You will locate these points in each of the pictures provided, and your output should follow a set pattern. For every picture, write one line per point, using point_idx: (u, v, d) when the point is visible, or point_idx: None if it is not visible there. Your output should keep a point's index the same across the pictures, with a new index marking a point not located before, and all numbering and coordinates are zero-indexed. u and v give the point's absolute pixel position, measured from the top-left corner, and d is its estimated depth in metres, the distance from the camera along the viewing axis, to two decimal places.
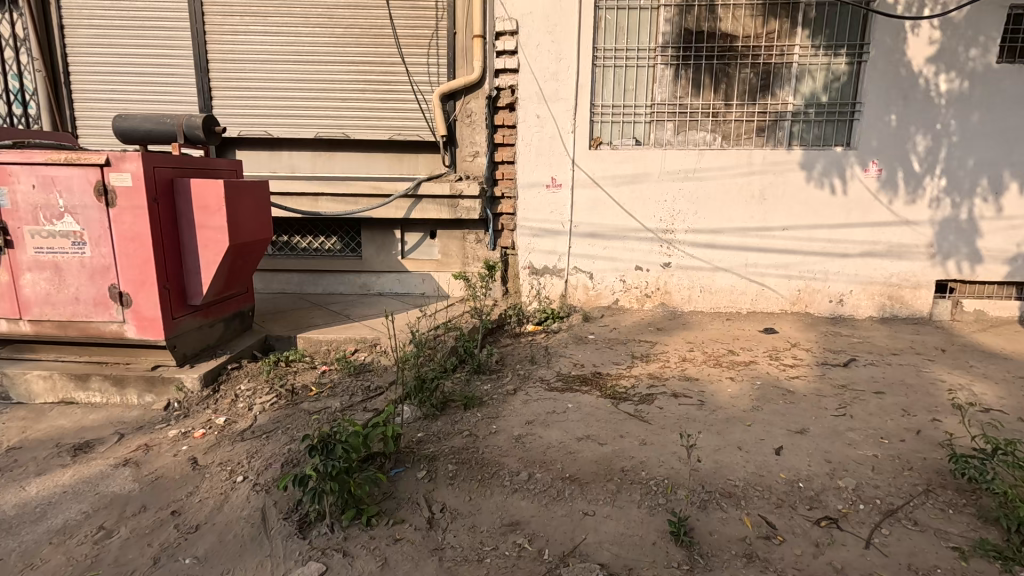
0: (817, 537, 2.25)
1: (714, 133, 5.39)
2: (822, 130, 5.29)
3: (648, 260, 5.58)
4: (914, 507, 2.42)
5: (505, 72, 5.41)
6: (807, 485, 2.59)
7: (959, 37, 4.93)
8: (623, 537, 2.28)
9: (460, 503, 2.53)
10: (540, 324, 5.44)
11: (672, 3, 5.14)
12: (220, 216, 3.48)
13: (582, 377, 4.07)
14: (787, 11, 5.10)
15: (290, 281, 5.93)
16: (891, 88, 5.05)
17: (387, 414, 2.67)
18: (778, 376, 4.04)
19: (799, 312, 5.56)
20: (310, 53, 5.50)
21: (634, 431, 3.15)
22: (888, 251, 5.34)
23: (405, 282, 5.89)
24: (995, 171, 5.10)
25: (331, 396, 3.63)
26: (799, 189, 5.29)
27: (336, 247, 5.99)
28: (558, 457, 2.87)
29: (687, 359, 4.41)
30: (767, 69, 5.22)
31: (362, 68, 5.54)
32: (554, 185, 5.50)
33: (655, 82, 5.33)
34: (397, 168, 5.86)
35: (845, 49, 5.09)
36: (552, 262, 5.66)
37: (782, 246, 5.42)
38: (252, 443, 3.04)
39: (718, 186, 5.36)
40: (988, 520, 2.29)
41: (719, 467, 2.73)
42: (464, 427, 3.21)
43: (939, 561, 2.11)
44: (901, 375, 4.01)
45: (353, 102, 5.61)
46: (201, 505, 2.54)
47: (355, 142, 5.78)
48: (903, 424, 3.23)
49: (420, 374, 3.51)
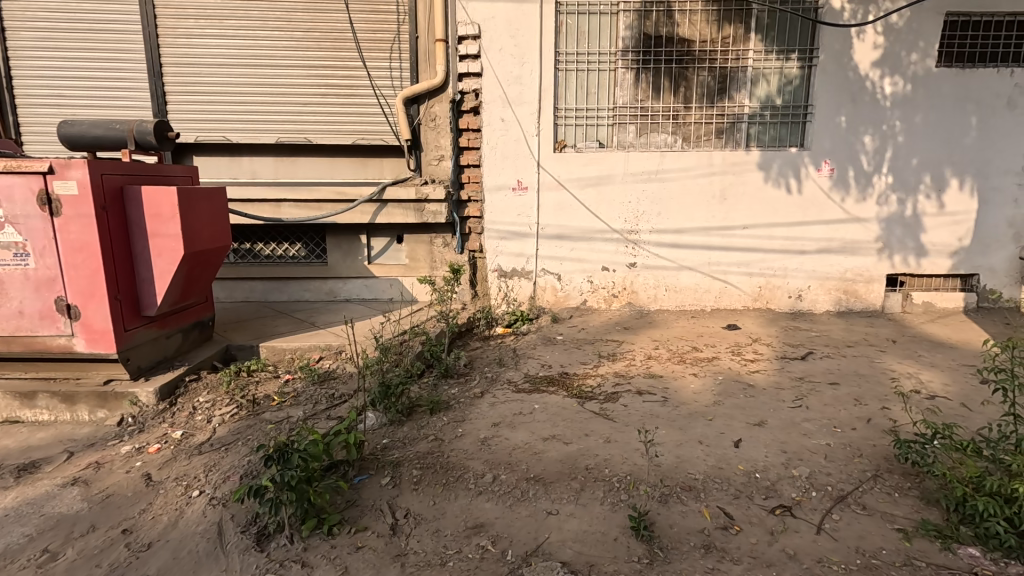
0: (772, 526, 2.32)
1: (675, 135, 5.51)
2: (777, 131, 5.46)
3: (614, 261, 5.66)
4: (863, 492, 2.52)
5: (469, 76, 5.43)
6: (764, 475, 2.67)
7: (901, 42, 5.16)
8: (585, 533, 2.31)
9: (424, 508, 2.51)
10: (510, 326, 5.46)
11: (631, 9, 5.25)
12: (174, 224, 3.38)
13: (550, 377, 4.10)
14: (740, 17, 5.27)
15: (253, 290, 5.81)
16: (840, 91, 5.27)
17: (349, 421, 2.65)
18: (740, 371, 4.14)
19: (760, 308, 5.73)
20: (269, 56, 5.41)
21: (600, 430, 3.19)
22: (842, 248, 5.55)
23: (373, 287, 5.84)
24: (938, 169, 5.37)
25: (294, 405, 3.56)
26: (758, 189, 5.45)
27: (301, 253, 5.87)
28: (523, 458, 2.88)
29: (652, 357, 4.49)
30: (723, 72, 5.36)
31: (322, 71, 5.47)
32: (520, 187, 5.54)
33: (617, 85, 5.41)
34: (361, 173, 5.80)
35: (796, 53, 5.28)
36: (520, 264, 5.69)
37: (743, 245, 5.58)
38: (210, 456, 2.96)
39: (680, 187, 5.49)
40: (931, 502, 2.40)
41: (681, 461, 2.79)
42: (430, 431, 3.20)
43: (885, 543, 2.20)
44: (855, 367, 4.17)
45: (315, 106, 5.53)
46: (154, 522, 2.46)
47: (318, 147, 5.70)
48: (855, 413, 3.36)
49: (385, 380, 3.47)
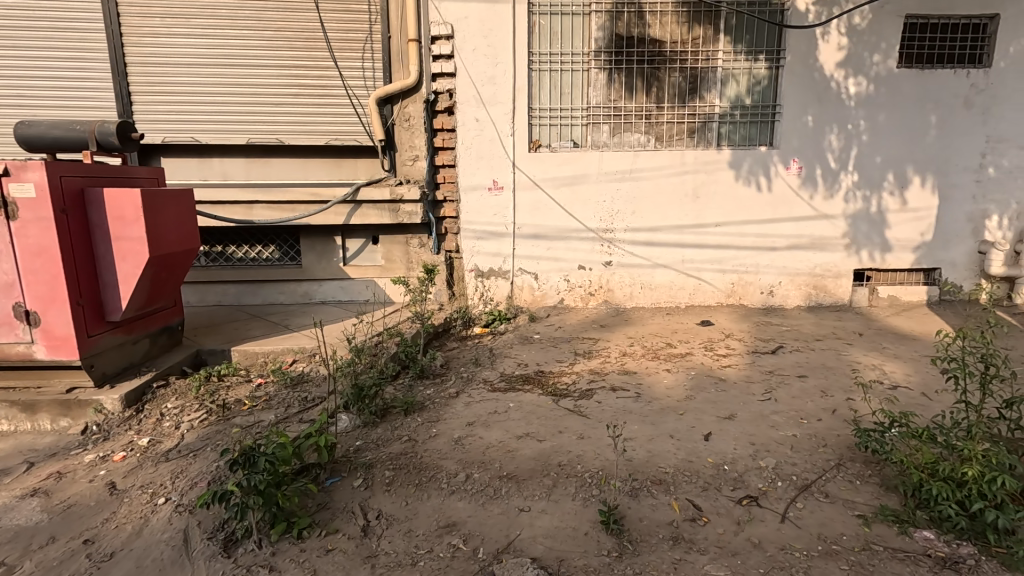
0: (738, 516, 2.37)
1: (648, 135, 5.57)
2: (747, 130, 5.56)
3: (590, 259, 5.71)
4: (826, 481, 2.59)
5: (443, 76, 5.41)
6: (732, 467, 2.73)
7: (863, 43, 5.31)
8: (556, 529, 2.33)
9: (396, 509, 2.50)
10: (487, 325, 5.47)
11: (603, 9, 5.30)
12: (138, 226, 3.31)
13: (526, 376, 4.11)
14: (710, 19, 5.36)
15: (226, 293, 5.71)
16: (807, 91, 5.39)
17: (321, 423, 2.63)
18: (712, 366, 4.22)
19: (733, 304, 5.84)
20: (238, 56, 5.32)
21: (574, 426, 3.22)
22: (811, 244, 5.69)
23: (348, 289, 5.79)
24: (901, 167, 5.54)
25: (266, 409, 3.52)
26: (729, 187, 5.55)
27: (275, 255, 5.80)
28: (496, 456, 2.89)
29: (627, 354, 4.54)
30: (694, 72, 5.45)
31: (294, 71, 5.40)
32: (495, 187, 5.55)
33: (590, 85, 5.46)
34: (335, 174, 5.76)
35: (764, 54, 5.39)
36: (497, 264, 5.70)
37: (716, 242, 5.67)
38: (178, 463, 2.91)
39: (654, 186, 5.56)
40: (889, 489, 2.47)
41: (652, 456, 2.84)
42: (403, 432, 3.19)
43: (845, 529, 2.26)
44: (823, 360, 4.27)
45: (287, 106, 5.46)
46: (118, 531, 2.40)
47: (291, 147, 5.63)
48: (821, 404, 3.45)
49: (359, 381, 3.45)
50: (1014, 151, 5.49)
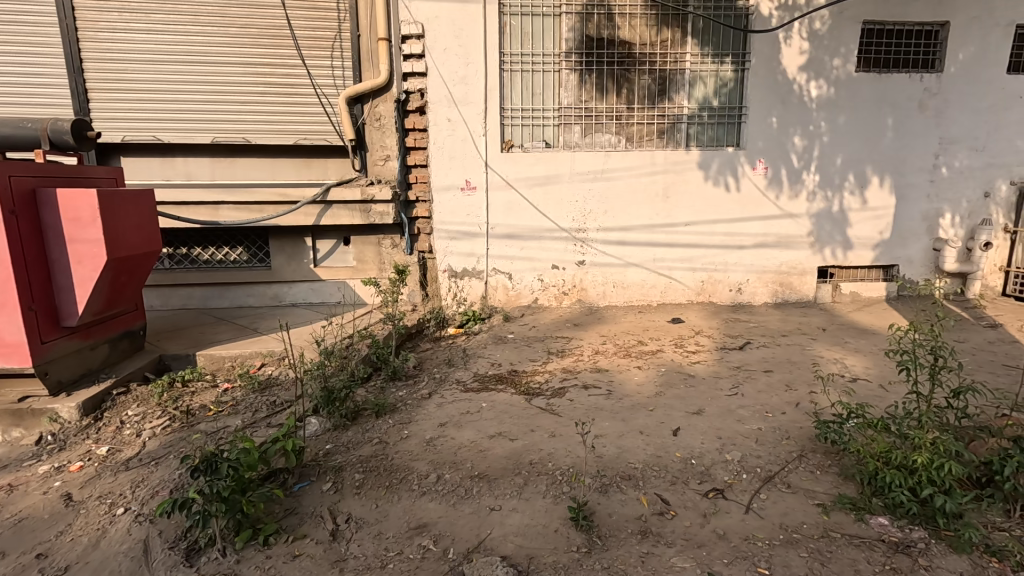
0: (704, 508, 2.42)
1: (619, 135, 5.64)
2: (715, 131, 5.68)
3: (564, 259, 5.76)
4: (789, 471, 2.67)
5: (414, 76, 5.37)
6: (699, 461, 2.79)
7: (823, 48, 5.48)
8: (526, 527, 2.33)
9: (366, 512, 2.48)
10: (461, 326, 5.46)
11: (574, 11, 5.34)
12: (95, 229, 3.19)
13: (499, 376, 4.12)
14: (678, 22, 5.45)
15: (191, 296, 5.56)
16: (771, 93, 5.53)
17: (289, 427, 2.58)
18: (682, 362, 4.30)
19: (703, 302, 5.96)
20: (201, 52, 5.18)
21: (545, 424, 3.24)
22: (778, 242, 5.84)
23: (320, 291, 5.71)
24: (860, 167, 5.74)
25: (232, 414, 3.44)
26: (698, 187, 5.66)
27: (243, 257, 5.67)
28: (468, 456, 2.89)
29: (599, 352, 4.60)
30: (663, 74, 5.54)
31: (260, 69, 5.29)
32: (468, 187, 5.54)
33: (561, 86, 5.50)
34: (305, 174, 5.66)
35: (730, 57, 5.51)
36: (471, 264, 5.70)
37: (685, 241, 5.78)
38: (138, 472, 2.82)
39: (625, 186, 5.63)
40: (848, 478, 2.56)
41: (622, 452, 2.88)
42: (375, 434, 3.16)
43: (806, 517, 2.33)
44: (788, 354, 4.40)
45: (254, 105, 5.34)
46: (73, 544, 2.32)
47: (258, 147, 5.51)
48: (786, 397, 3.55)
49: (329, 384, 3.39)
50: (965, 152, 5.75)
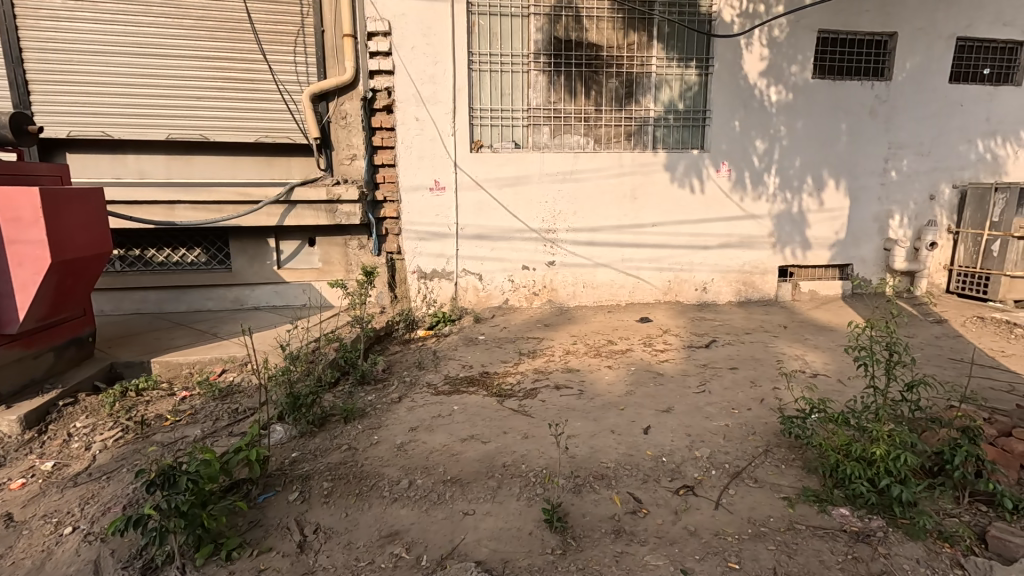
0: (675, 505, 2.46)
1: (587, 137, 5.68)
2: (680, 134, 5.79)
3: (534, 260, 5.77)
4: (755, 466, 2.74)
5: (380, 74, 5.27)
6: (670, 459, 2.83)
7: (782, 54, 5.66)
8: (500, 531, 2.31)
9: (335, 521, 2.40)
10: (431, 328, 5.40)
11: (542, 12, 5.35)
12: (38, 230, 2.99)
13: (470, 378, 4.09)
14: (644, 25, 5.53)
15: (145, 300, 5.29)
16: (733, 98, 5.69)
17: (252, 436, 2.48)
18: (651, 361, 4.37)
19: (670, 301, 6.08)
20: (154, 44, 4.95)
21: (518, 426, 3.23)
22: (741, 242, 6.01)
23: (284, 293, 5.54)
24: (817, 170, 5.96)
25: (191, 424, 3.29)
26: (664, 188, 5.77)
27: (201, 259, 5.44)
28: (441, 460, 2.85)
29: (570, 351, 4.62)
30: (630, 78, 5.62)
31: (218, 63, 5.08)
32: (437, 187, 5.48)
33: (530, 86, 5.50)
34: (267, 173, 5.48)
35: (694, 62, 5.64)
36: (440, 265, 5.64)
37: (653, 241, 5.88)
38: (88, 488, 2.66)
39: (594, 187, 5.68)
40: (811, 471, 2.64)
41: (594, 451, 2.89)
42: (343, 441, 3.08)
43: (773, 511, 2.39)
44: (752, 352, 4.53)
45: (212, 100, 5.14)
46: (15, 568, 2.16)
47: (216, 144, 5.30)
48: (751, 394, 3.65)
49: (294, 390, 3.28)
50: (912, 157, 6.05)
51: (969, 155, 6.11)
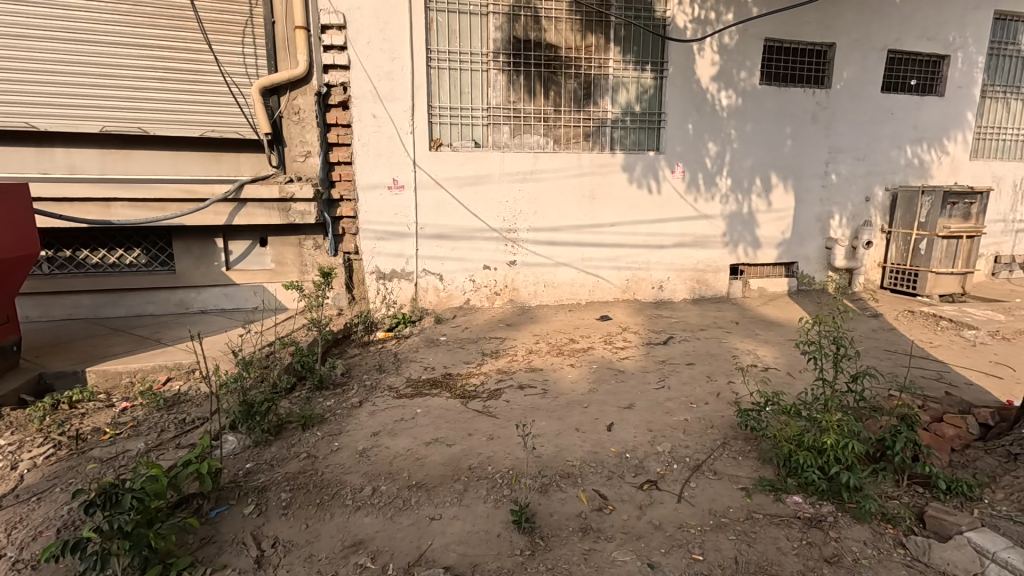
0: (640, 500, 2.50)
1: (547, 137, 5.71)
2: (638, 136, 5.91)
3: (495, 259, 5.75)
4: (714, 459, 2.83)
5: (335, 68, 5.11)
6: (633, 455, 2.88)
7: (732, 60, 5.88)
8: (468, 534, 2.28)
9: (295, 533, 2.30)
10: (391, 329, 5.28)
11: (501, 11, 5.33)
12: None
13: (433, 380, 4.02)
14: (601, 28, 5.61)
15: (78, 305, 4.93)
16: (687, 102, 5.86)
17: (203, 448, 2.35)
18: (612, 358, 4.44)
19: (628, 299, 6.20)
20: (85, 30, 4.59)
21: (483, 428, 3.21)
22: (695, 242, 6.22)
23: (233, 296, 5.28)
24: (765, 172, 6.23)
25: (133, 437, 3.08)
26: (622, 189, 5.88)
27: (141, 260, 5.12)
28: (405, 465, 2.79)
29: (533, 351, 4.64)
30: (588, 79, 5.69)
31: (158, 52, 4.78)
32: (396, 186, 5.37)
33: (489, 85, 5.46)
34: (214, 169, 5.20)
35: (650, 65, 5.77)
36: (400, 265, 5.54)
37: (612, 241, 5.98)
38: (15, 511, 2.43)
39: (554, 187, 5.72)
40: (766, 461, 2.76)
41: (560, 450, 2.91)
42: (301, 448, 2.96)
43: (731, 502, 2.47)
44: (707, 347, 4.69)
45: (152, 92, 4.83)
46: None
47: (157, 138, 4.99)
48: (707, 388, 3.78)
49: (248, 397, 3.12)
50: (850, 161, 6.43)
51: (899, 159, 6.55)
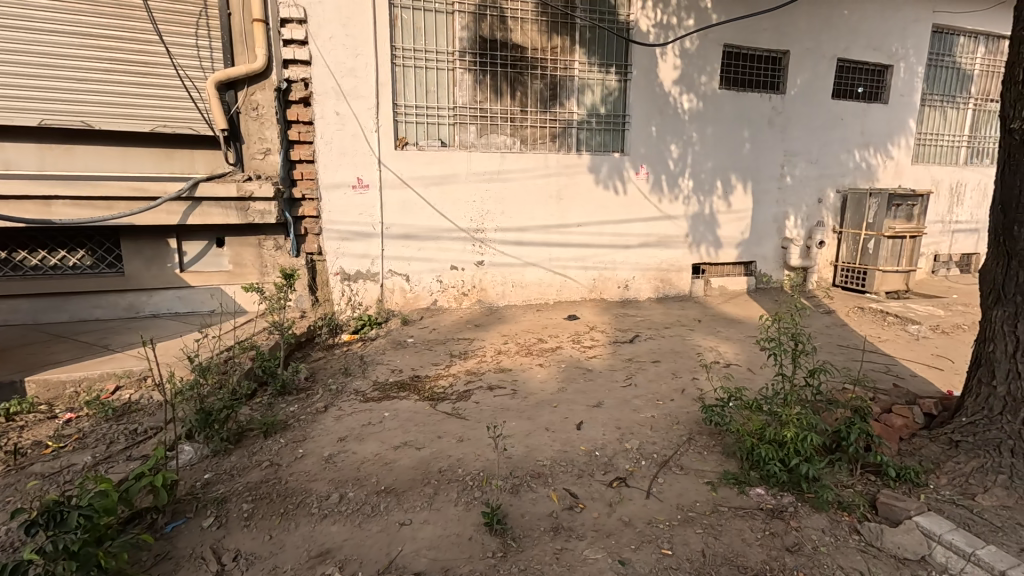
0: (610, 498, 2.53)
1: (513, 137, 5.71)
2: (603, 137, 5.99)
3: (462, 260, 5.72)
4: (681, 454, 2.89)
5: (296, 64, 4.97)
6: (602, 453, 2.91)
7: (693, 65, 6.03)
8: (439, 539, 2.24)
9: (258, 545, 2.22)
10: (356, 332, 5.17)
11: (466, 10, 5.29)
12: None
13: (401, 383, 3.95)
14: (567, 30, 5.66)
15: (17, 310, 4.63)
16: (651, 105, 5.98)
17: (157, 459, 2.23)
18: (580, 357, 4.48)
19: (595, 299, 6.28)
20: (20, 16, 4.29)
21: (453, 430, 3.18)
22: (658, 242, 6.35)
23: (188, 298, 5.07)
24: (725, 174, 6.43)
25: (78, 450, 2.90)
26: (589, 189, 5.95)
27: (86, 262, 4.82)
28: (373, 470, 2.73)
29: (502, 351, 4.62)
30: (554, 80, 5.72)
31: (103, 42, 4.52)
32: (360, 186, 5.26)
33: (455, 85, 5.42)
34: (165, 166, 4.96)
35: (614, 68, 5.85)
36: (365, 266, 5.43)
37: (578, 241, 6.04)
38: None
39: (521, 187, 5.73)
40: (730, 455, 2.84)
41: (530, 450, 2.92)
42: (263, 457, 2.86)
43: (698, 496, 2.53)
44: (672, 345, 4.79)
45: (96, 83, 4.56)
46: None
47: (103, 133, 4.72)
48: (673, 385, 3.86)
49: (205, 405, 2.98)
50: (803, 164, 6.70)
51: (848, 163, 6.88)
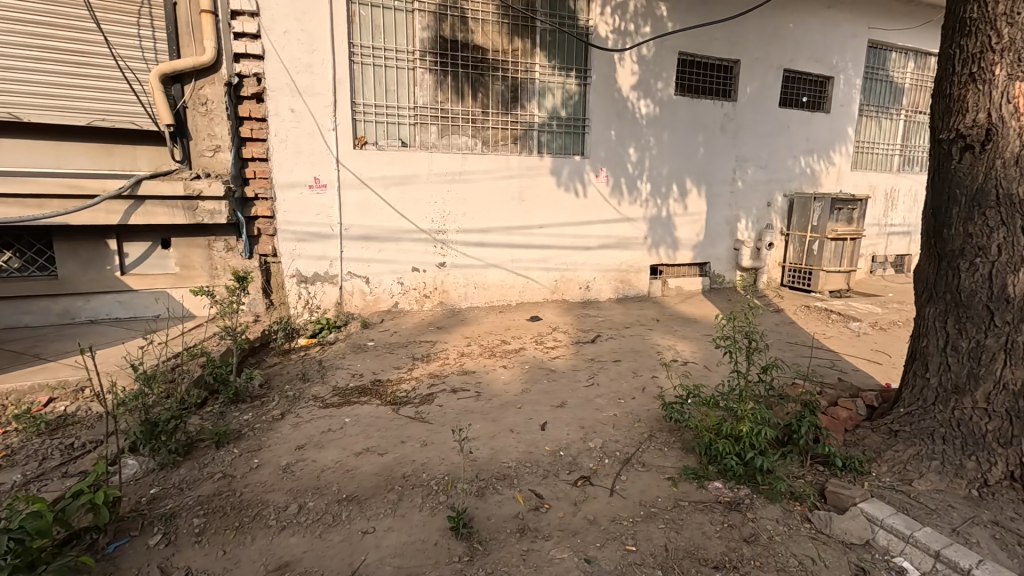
0: (575, 497, 2.55)
1: (474, 138, 5.68)
2: (563, 140, 6.05)
3: (424, 261, 5.64)
4: (643, 451, 2.96)
5: (247, 58, 4.79)
6: (566, 452, 2.94)
7: (650, 71, 6.19)
8: (405, 545, 2.20)
9: (210, 562, 2.11)
10: (314, 336, 5.00)
11: (426, 9, 5.23)
12: None
13: (361, 387, 3.86)
14: (527, 33, 5.69)
15: None
16: (610, 109, 6.10)
17: (97, 475, 2.09)
18: (544, 358, 4.51)
19: (557, 300, 6.34)
20: None
21: (416, 434, 3.13)
22: (618, 243, 6.48)
23: (131, 303, 4.78)
24: (681, 178, 6.63)
25: (5, 467, 2.68)
26: (551, 191, 6.00)
27: (13, 264, 4.46)
28: (333, 478, 2.65)
29: (465, 354, 4.59)
30: (515, 82, 5.74)
31: (33, 28, 4.20)
32: (317, 185, 5.12)
33: (416, 84, 5.34)
34: (104, 163, 4.66)
35: (574, 72, 5.93)
36: (323, 268, 5.28)
37: (540, 242, 6.08)
38: None
39: (483, 188, 5.71)
40: (689, 450, 2.93)
41: (495, 452, 2.91)
42: (215, 468, 2.73)
43: (659, 492, 2.59)
44: (633, 344, 4.90)
45: (25, 73, 4.23)
46: None
47: (32, 126, 4.38)
48: (634, 383, 3.94)
49: (150, 415, 2.81)
50: (753, 168, 6.99)
51: (794, 168, 7.23)
